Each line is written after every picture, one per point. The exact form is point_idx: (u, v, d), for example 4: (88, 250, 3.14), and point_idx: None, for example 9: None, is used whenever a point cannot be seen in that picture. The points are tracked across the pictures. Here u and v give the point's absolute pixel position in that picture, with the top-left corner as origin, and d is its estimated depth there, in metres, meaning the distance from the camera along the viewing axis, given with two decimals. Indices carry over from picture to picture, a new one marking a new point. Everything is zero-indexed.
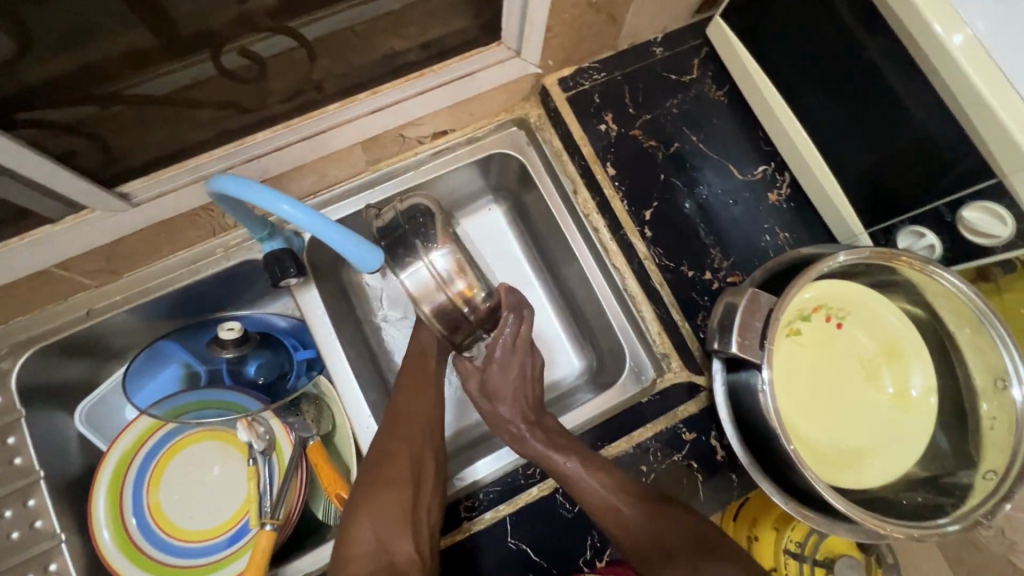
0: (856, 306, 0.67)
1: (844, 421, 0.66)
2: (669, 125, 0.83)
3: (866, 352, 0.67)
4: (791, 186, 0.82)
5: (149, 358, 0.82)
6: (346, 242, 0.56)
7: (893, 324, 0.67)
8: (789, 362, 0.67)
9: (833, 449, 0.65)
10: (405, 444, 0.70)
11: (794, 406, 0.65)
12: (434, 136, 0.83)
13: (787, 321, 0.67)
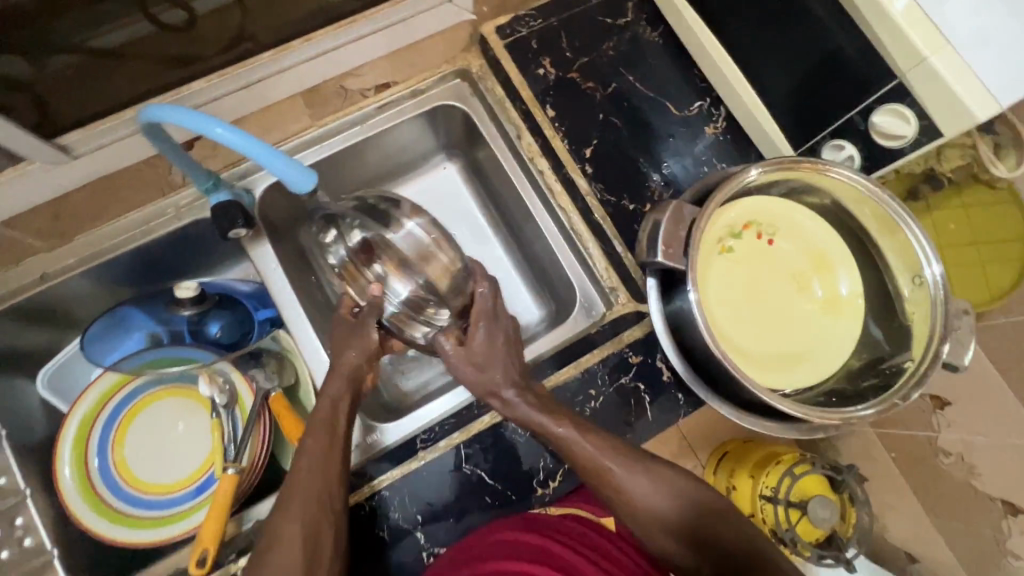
0: (783, 221, 0.70)
1: (779, 329, 0.68)
2: (606, 66, 0.85)
3: (796, 265, 0.70)
4: (727, 120, 0.84)
5: (108, 325, 0.82)
6: (277, 161, 0.56)
7: (819, 235, 0.70)
8: (724, 278, 0.69)
9: (769, 356, 0.67)
10: (296, 525, 0.57)
11: (731, 319, 0.68)
12: (378, 88, 0.84)
13: (718, 239, 0.69)
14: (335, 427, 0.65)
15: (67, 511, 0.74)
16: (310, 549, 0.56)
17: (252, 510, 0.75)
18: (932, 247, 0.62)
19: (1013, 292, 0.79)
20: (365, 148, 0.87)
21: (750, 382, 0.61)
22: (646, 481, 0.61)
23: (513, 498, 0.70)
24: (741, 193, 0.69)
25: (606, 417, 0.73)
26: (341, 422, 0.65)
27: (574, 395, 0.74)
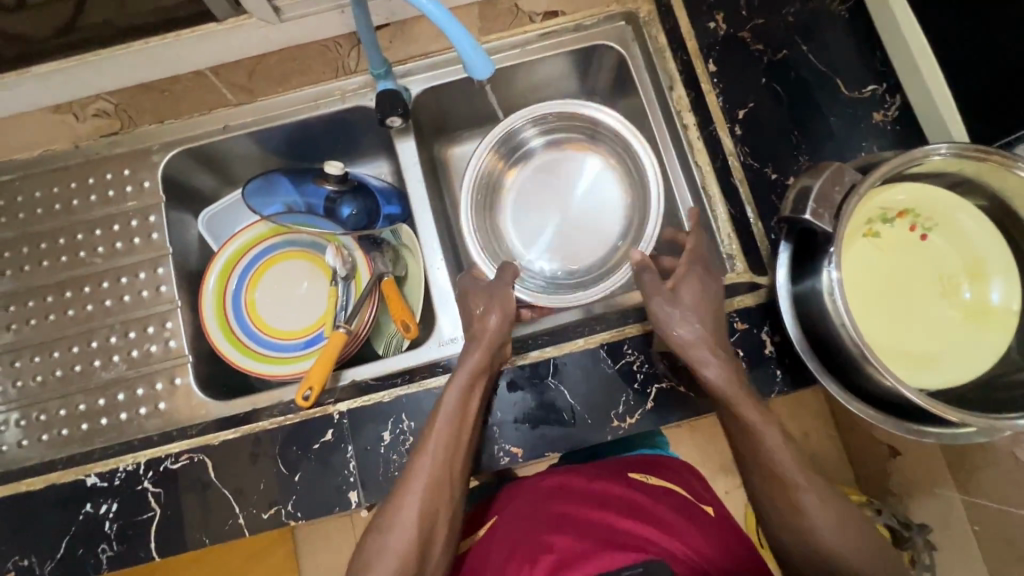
0: (947, 217, 0.65)
1: (911, 327, 0.65)
2: (781, 32, 0.82)
3: (948, 267, 0.66)
4: (901, 110, 0.78)
5: (262, 185, 0.91)
6: (462, 37, 0.60)
7: (981, 239, 0.65)
8: (862, 261, 0.66)
9: (893, 350, 0.64)
10: (416, 502, 0.64)
11: (860, 303, 0.65)
12: (545, 16, 0.88)
13: (867, 221, 0.66)
14: (463, 420, 0.68)
15: (204, 329, 0.85)
16: (426, 532, 0.64)
17: (350, 371, 0.81)
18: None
19: None
20: (519, 72, 0.91)
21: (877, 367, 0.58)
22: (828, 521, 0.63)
23: (589, 422, 0.73)
24: (903, 175, 0.66)
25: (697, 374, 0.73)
26: (470, 416, 0.69)
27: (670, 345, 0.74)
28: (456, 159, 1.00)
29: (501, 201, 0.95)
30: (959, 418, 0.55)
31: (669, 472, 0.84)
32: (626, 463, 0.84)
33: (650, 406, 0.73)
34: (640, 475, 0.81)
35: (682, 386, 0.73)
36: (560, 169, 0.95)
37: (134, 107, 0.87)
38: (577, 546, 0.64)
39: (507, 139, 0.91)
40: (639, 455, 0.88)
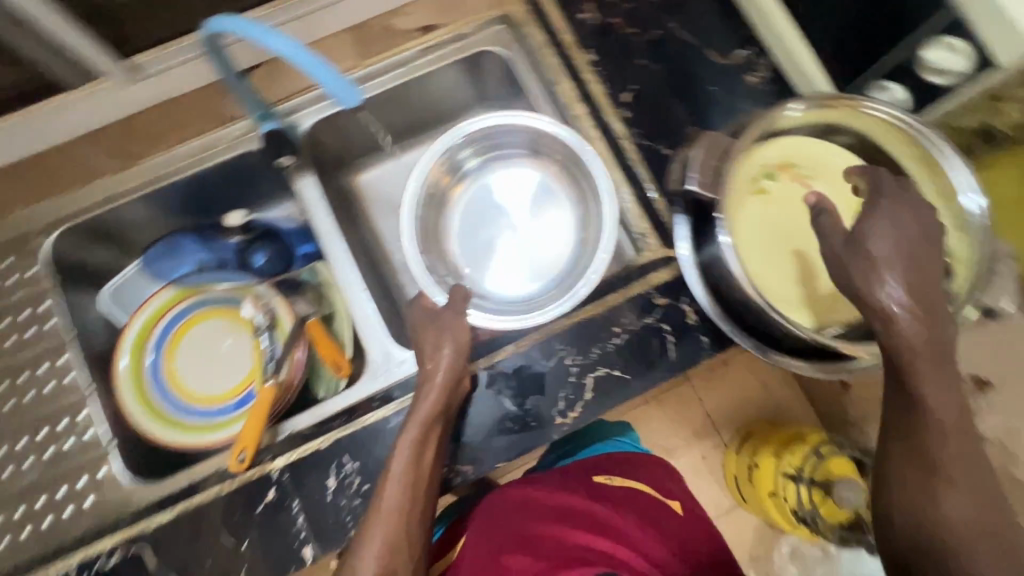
0: (823, 164, 0.69)
1: (812, 277, 0.68)
2: (649, 13, 0.85)
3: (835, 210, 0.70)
4: (772, 69, 0.82)
5: (164, 249, 0.88)
6: (322, 71, 0.62)
7: (859, 180, 0.70)
8: (757, 220, 0.69)
9: (799, 300, 0.68)
10: (376, 557, 0.62)
11: (764, 259, 0.68)
12: (422, 32, 0.88)
13: (753, 179, 0.69)
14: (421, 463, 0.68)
15: (123, 410, 0.80)
16: None
17: (289, 422, 0.76)
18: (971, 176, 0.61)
19: None
20: (408, 90, 0.90)
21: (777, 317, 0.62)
22: (968, 502, 0.53)
23: (531, 425, 0.73)
24: (776, 129, 0.69)
25: (630, 355, 0.74)
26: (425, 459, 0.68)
27: (598, 332, 0.75)
28: (366, 187, 0.99)
29: (447, 215, 0.94)
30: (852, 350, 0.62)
31: (634, 467, 0.88)
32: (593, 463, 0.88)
33: (590, 396, 0.74)
34: (603, 477, 0.85)
35: (617, 370, 0.74)
36: (509, 187, 0.95)
37: (6, 194, 0.82)
38: (532, 567, 0.69)
39: (443, 166, 0.90)
40: (601, 455, 0.90)
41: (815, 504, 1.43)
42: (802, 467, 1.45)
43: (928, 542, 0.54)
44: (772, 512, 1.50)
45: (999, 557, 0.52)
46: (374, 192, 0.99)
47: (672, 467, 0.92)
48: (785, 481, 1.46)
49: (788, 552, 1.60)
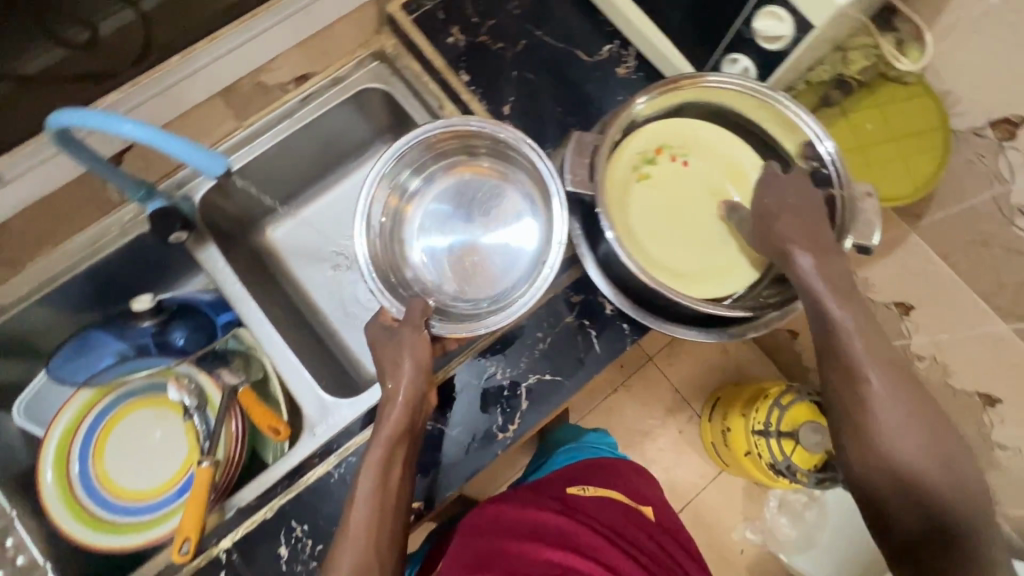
0: (695, 141, 0.74)
1: (707, 248, 0.72)
2: (513, 26, 0.87)
3: (715, 182, 0.74)
4: (637, 58, 0.86)
5: (78, 348, 0.86)
6: (180, 147, 0.59)
7: (731, 152, 0.74)
8: (646, 204, 0.73)
9: (699, 271, 0.71)
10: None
11: (659, 240, 0.72)
12: (296, 82, 0.87)
13: (635, 166, 0.73)
14: (387, 485, 0.65)
15: (54, 525, 0.76)
16: None
17: (233, 499, 0.75)
18: (818, 123, 0.66)
19: (937, 178, 0.84)
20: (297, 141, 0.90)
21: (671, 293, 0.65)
22: (892, 404, 0.57)
23: (477, 445, 0.75)
24: (645, 116, 0.73)
25: (557, 356, 0.76)
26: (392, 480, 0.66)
27: (523, 341, 0.77)
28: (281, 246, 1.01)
29: (400, 227, 0.85)
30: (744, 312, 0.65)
31: (610, 476, 0.94)
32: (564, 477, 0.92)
33: (527, 405, 0.75)
34: (578, 488, 0.90)
35: (548, 374, 0.76)
36: (461, 194, 0.87)
37: None
38: None
39: (385, 189, 0.82)
40: (577, 466, 0.97)
41: (789, 454, 1.42)
42: (769, 421, 1.45)
43: (872, 452, 0.57)
44: (751, 470, 1.53)
45: (924, 446, 0.56)
46: (288, 249, 1.02)
47: (649, 476, 1.00)
48: (756, 438, 1.46)
49: (776, 504, 1.64)
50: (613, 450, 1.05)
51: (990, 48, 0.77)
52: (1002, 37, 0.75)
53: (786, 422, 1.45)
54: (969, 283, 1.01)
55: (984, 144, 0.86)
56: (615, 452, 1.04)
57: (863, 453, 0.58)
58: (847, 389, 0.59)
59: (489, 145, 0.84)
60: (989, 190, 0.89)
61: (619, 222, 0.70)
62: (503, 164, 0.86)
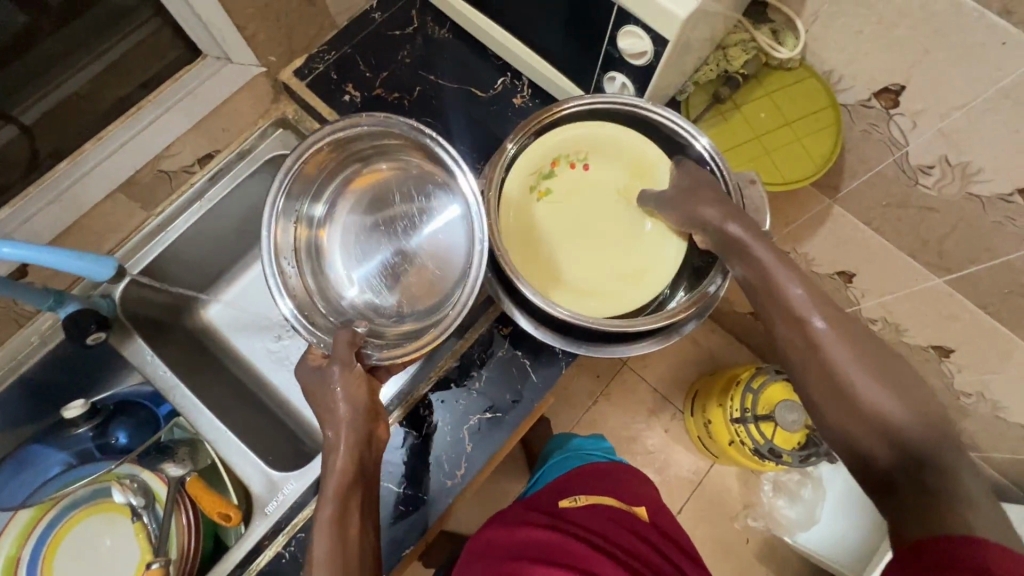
0: (593, 144, 0.77)
1: (618, 251, 0.76)
2: (406, 75, 0.89)
3: (616, 183, 0.78)
4: (530, 87, 0.88)
5: (15, 466, 0.82)
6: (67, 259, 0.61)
7: (631, 145, 0.76)
8: (552, 221, 0.76)
9: (611, 280, 0.75)
10: None
11: (567, 254, 0.76)
12: (202, 161, 0.87)
13: (532, 186, 0.76)
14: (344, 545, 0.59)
15: None
16: None
17: None
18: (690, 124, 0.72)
19: (834, 155, 0.87)
20: (213, 218, 0.90)
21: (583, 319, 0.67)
22: (851, 356, 0.56)
23: (427, 496, 0.75)
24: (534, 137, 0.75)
25: (494, 393, 0.77)
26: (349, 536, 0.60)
27: (460, 385, 0.78)
28: (217, 322, 1.00)
29: (323, 252, 0.83)
30: (652, 321, 0.68)
31: (607, 481, 0.93)
32: (562, 489, 0.92)
33: (471, 447, 0.76)
34: (569, 500, 0.88)
35: (487, 412, 0.77)
36: (370, 207, 0.85)
37: None
38: None
39: (291, 223, 0.79)
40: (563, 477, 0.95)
41: (770, 437, 1.39)
42: (744, 406, 1.42)
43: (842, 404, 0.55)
44: (739, 458, 1.50)
45: (896, 393, 0.53)
46: (224, 325, 1.00)
47: (643, 477, 0.99)
48: (736, 426, 1.43)
49: (771, 487, 1.61)
50: (605, 452, 1.03)
51: (855, 26, 0.81)
52: (862, 13, 0.79)
53: (762, 404, 1.43)
54: (895, 244, 1.04)
55: (873, 114, 0.88)
56: (608, 453, 1.02)
57: (847, 418, 0.55)
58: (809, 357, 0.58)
59: (381, 149, 0.82)
60: (890, 155, 0.91)
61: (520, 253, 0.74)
62: (401, 162, 0.83)
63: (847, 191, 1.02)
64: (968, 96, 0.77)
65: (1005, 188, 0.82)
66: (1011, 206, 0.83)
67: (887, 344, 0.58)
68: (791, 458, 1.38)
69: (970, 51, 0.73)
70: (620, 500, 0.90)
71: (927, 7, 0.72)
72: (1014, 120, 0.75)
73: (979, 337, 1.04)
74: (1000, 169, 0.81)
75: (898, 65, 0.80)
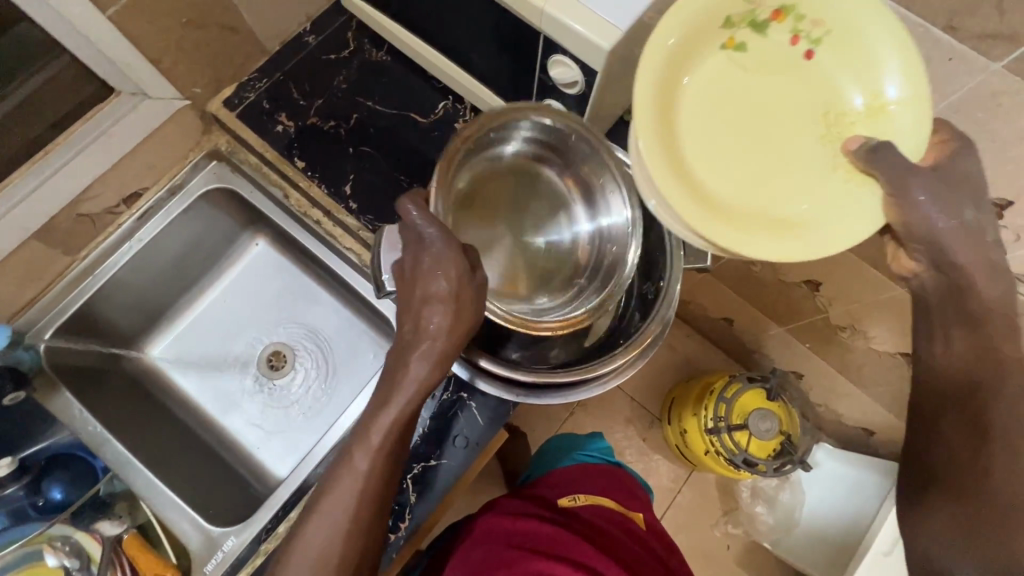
0: (851, 21, 0.48)
1: (773, 175, 0.50)
2: (342, 101, 0.85)
3: (834, 97, 0.49)
4: (473, 111, 0.84)
5: None
6: None
7: (876, 55, 0.48)
8: (710, 86, 0.50)
9: (732, 207, 0.49)
10: None
11: (705, 145, 0.50)
12: (129, 201, 0.84)
13: (729, 21, 0.49)
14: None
15: None
16: None
17: None
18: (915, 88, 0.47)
19: None
20: (147, 259, 0.88)
21: (510, 372, 0.65)
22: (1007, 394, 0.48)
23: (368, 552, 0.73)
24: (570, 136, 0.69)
25: (436, 440, 0.76)
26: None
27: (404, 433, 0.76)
28: (159, 364, 0.96)
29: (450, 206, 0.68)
30: (585, 371, 0.66)
31: (607, 481, 0.89)
32: (557, 482, 0.87)
33: (415, 497, 0.75)
34: (568, 498, 0.83)
35: (431, 459, 0.76)
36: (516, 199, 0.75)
37: None
38: None
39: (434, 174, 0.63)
40: (558, 471, 0.90)
41: (744, 447, 1.32)
42: (718, 416, 1.35)
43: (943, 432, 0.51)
44: (713, 467, 1.42)
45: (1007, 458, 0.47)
46: (166, 366, 0.96)
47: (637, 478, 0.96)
48: (710, 437, 1.35)
49: (750, 493, 1.54)
50: (604, 455, 0.94)
51: None
52: None
53: (737, 413, 1.35)
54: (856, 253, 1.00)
55: None
56: (606, 456, 0.93)
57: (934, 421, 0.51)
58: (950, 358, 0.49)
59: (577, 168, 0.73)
60: None
61: (640, 118, 0.48)
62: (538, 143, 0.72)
63: None
64: None
65: None
66: None
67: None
68: (766, 468, 1.31)
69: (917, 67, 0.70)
70: (620, 502, 0.86)
71: None
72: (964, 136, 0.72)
73: None
74: None
75: None
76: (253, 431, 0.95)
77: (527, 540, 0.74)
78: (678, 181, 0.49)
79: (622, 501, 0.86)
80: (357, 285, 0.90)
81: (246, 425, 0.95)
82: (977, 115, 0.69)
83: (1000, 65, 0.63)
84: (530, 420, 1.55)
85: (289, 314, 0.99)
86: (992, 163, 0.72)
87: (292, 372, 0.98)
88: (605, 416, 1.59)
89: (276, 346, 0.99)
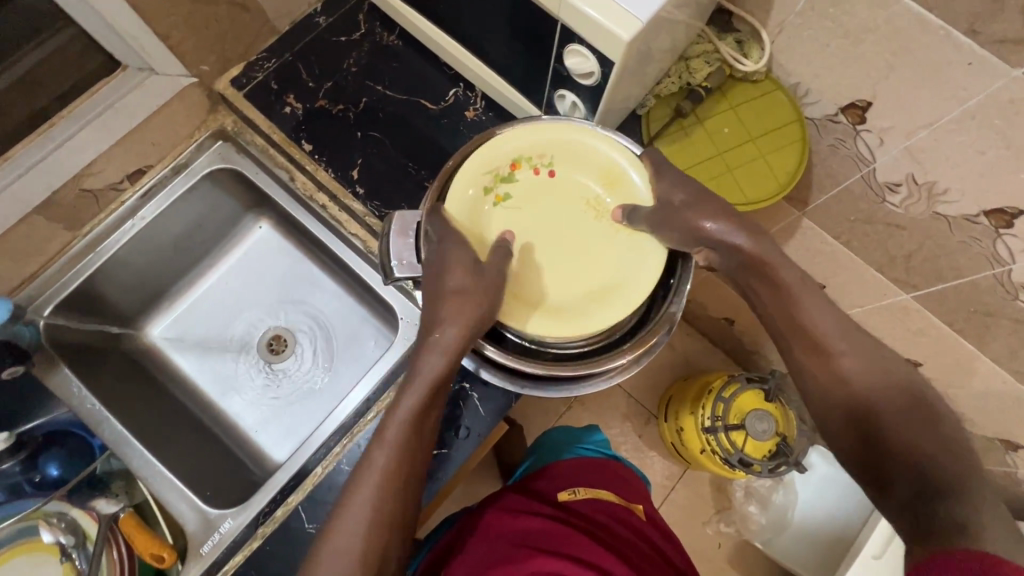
0: (562, 148, 0.67)
1: (582, 263, 0.66)
2: (351, 85, 0.84)
3: (586, 190, 0.67)
4: (484, 99, 0.83)
5: None
6: None
7: (595, 153, 0.67)
8: (505, 228, 0.66)
9: (569, 302, 0.64)
10: None
11: (528, 264, 0.65)
12: (133, 177, 0.83)
13: (487, 188, 0.66)
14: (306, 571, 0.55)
15: None
16: None
17: None
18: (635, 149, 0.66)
19: (798, 173, 0.83)
20: (151, 237, 0.88)
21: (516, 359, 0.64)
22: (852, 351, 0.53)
23: None
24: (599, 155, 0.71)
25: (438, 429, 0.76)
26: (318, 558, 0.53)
27: None
28: (160, 343, 0.95)
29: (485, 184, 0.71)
30: (594, 363, 0.65)
31: (607, 473, 0.89)
32: (558, 475, 0.87)
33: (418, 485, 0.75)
34: (568, 491, 0.83)
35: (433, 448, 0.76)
36: None
37: None
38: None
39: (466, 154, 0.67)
40: (557, 464, 0.90)
41: (740, 447, 1.31)
42: (715, 415, 1.35)
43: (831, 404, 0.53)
44: (711, 466, 1.42)
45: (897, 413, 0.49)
46: (164, 346, 0.96)
47: (637, 472, 0.96)
48: (706, 435, 1.34)
49: (743, 493, 1.51)
50: (601, 448, 0.94)
51: (821, 39, 0.77)
52: (827, 26, 0.75)
53: (734, 413, 1.35)
54: (863, 257, 0.99)
55: (841, 129, 0.85)
56: (603, 448, 0.94)
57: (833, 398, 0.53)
58: (810, 343, 0.54)
59: None
60: (858, 171, 0.88)
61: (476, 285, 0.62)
62: None
63: (816, 205, 0.98)
64: (934, 116, 0.73)
65: (972, 209, 0.79)
66: (977, 227, 0.80)
67: (871, 343, 0.53)
68: (761, 468, 1.31)
69: (936, 70, 0.69)
70: (619, 495, 0.86)
71: (892, 23, 0.68)
72: (979, 142, 0.72)
73: (944, 357, 1.00)
74: (967, 190, 0.77)
75: (865, 80, 0.77)
76: (251, 413, 0.95)
77: (531, 536, 0.74)
78: (524, 308, 0.63)
79: (624, 494, 0.87)
80: (361, 272, 0.89)
81: (244, 408, 0.95)
82: (994, 122, 0.69)
83: (1021, 72, 0.62)
84: (526, 412, 1.54)
85: (291, 298, 0.99)
86: (1007, 172, 0.72)
87: (292, 356, 0.97)
88: (601, 410, 1.59)
89: (277, 330, 0.98)
